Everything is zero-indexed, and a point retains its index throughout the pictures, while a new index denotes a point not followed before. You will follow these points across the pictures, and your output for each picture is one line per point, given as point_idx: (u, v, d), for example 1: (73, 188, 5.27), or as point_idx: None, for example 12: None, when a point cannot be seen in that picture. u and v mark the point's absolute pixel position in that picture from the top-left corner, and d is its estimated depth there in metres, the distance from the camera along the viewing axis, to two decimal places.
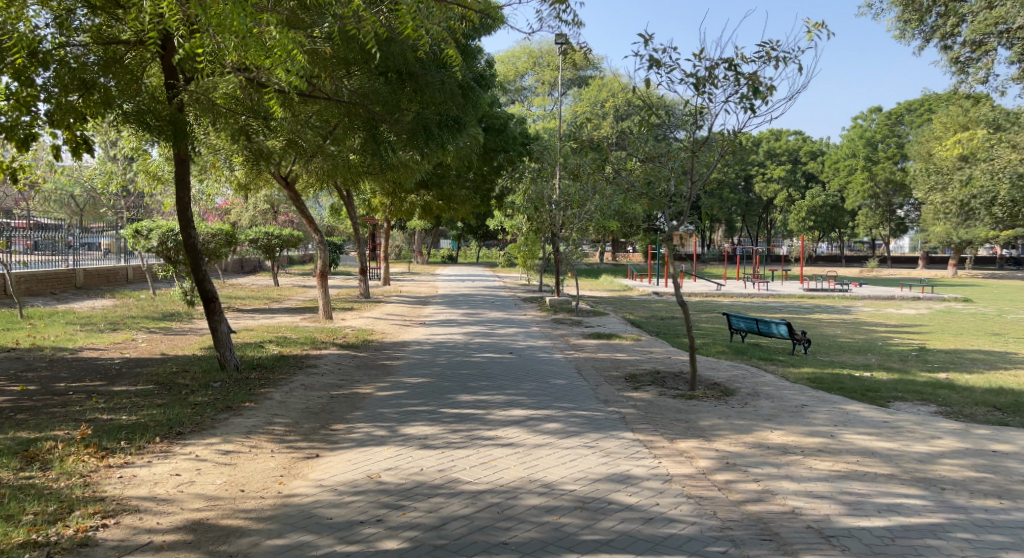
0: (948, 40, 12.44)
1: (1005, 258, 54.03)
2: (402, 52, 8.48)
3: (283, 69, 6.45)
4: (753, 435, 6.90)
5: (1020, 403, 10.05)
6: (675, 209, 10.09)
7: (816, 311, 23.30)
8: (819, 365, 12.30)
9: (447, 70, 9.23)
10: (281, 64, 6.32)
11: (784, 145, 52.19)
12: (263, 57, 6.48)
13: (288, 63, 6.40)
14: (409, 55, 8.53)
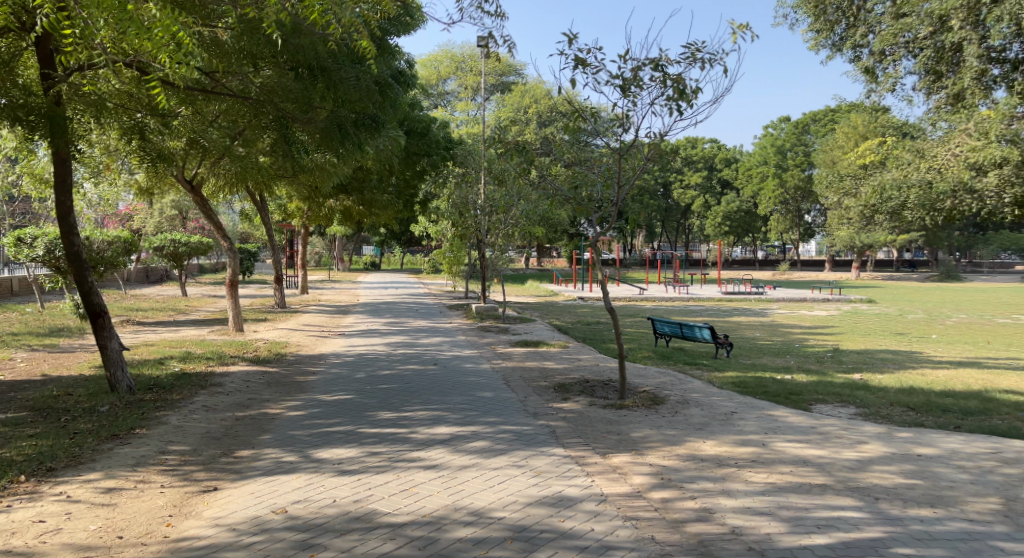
0: (856, 51, 12.35)
1: (902, 262, 56.78)
2: (314, 46, 7.93)
3: (165, 54, 5.96)
4: (686, 446, 6.73)
5: (933, 403, 10.26)
6: (601, 214, 9.90)
7: (735, 313, 23.70)
8: (742, 368, 12.37)
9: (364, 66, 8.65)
10: (163, 48, 5.85)
11: (700, 152, 53.16)
12: (144, 41, 5.94)
13: (171, 48, 5.94)
14: (321, 48, 7.96)
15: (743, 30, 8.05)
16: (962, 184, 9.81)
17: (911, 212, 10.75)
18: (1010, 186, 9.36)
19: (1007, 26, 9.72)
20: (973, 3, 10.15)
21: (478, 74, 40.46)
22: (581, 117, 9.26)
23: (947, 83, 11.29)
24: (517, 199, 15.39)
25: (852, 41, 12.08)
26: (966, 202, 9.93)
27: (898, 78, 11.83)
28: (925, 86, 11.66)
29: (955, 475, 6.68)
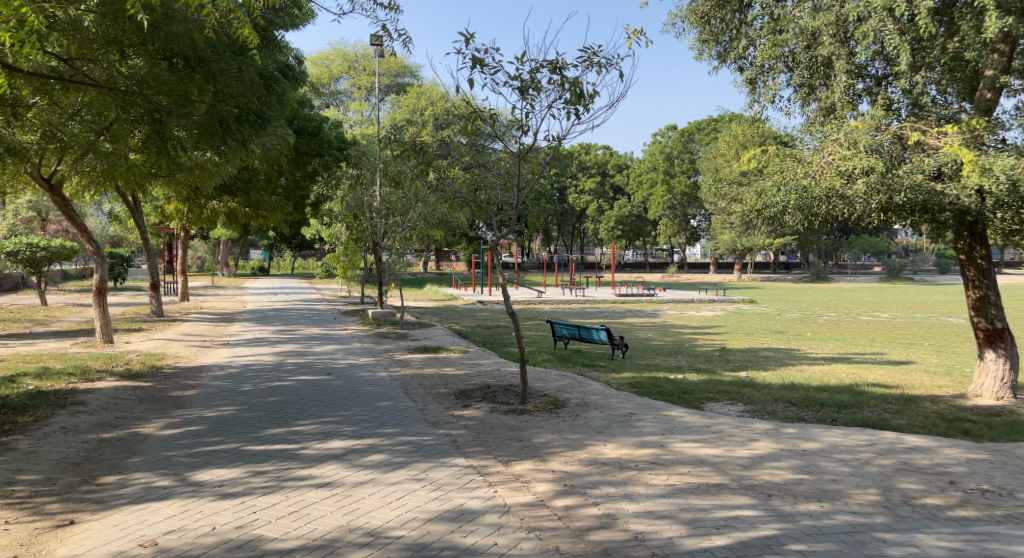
0: (739, 62, 12.70)
1: (778, 265, 60.03)
2: (189, 33, 7.48)
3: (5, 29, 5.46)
4: (587, 450, 6.67)
5: (811, 399, 10.71)
6: (502, 217, 9.81)
7: (628, 315, 24.19)
8: (636, 369, 12.56)
9: (246, 58, 8.26)
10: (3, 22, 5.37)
11: (593, 158, 54.13)
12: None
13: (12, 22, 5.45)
14: (197, 36, 7.57)
15: (638, 35, 8.16)
16: (834, 191, 10.23)
17: (789, 219, 11.06)
18: (877, 194, 9.90)
19: (872, 43, 10.27)
20: (841, 20, 10.69)
21: (370, 75, 39.65)
22: (480, 118, 9.10)
23: (820, 95, 11.79)
24: (415, 201, 15.10)
25: (735, 53, 12.42)
26: (838, 206, 10.36)
27: (778, 90, 12.25)
28: (802, 98, 12.13)
29: (839, 468, 6.94)
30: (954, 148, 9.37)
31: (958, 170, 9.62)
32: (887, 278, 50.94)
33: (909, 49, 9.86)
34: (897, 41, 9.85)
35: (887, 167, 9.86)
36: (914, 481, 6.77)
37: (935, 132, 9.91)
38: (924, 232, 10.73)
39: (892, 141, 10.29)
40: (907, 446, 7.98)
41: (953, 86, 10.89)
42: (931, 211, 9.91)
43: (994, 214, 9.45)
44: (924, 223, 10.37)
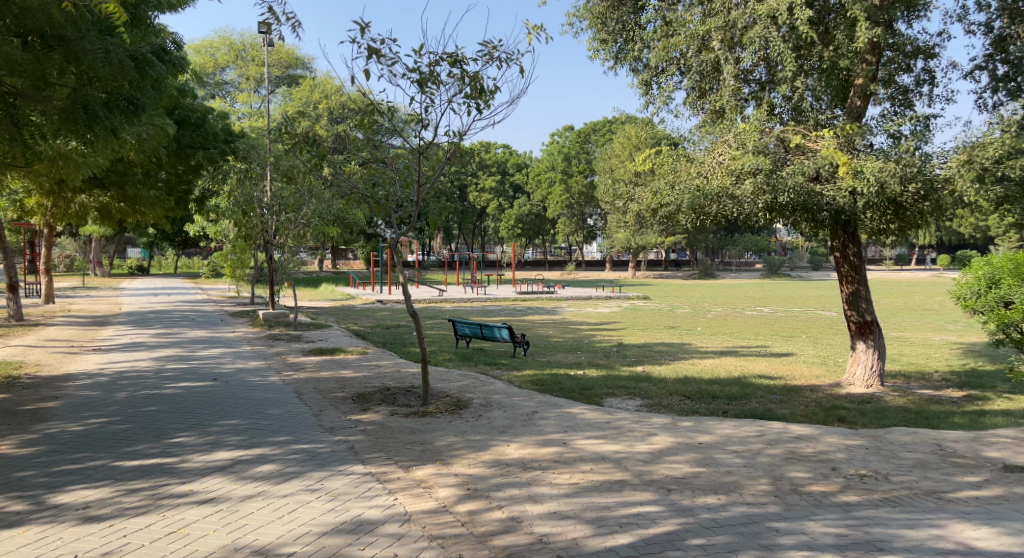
0: (634, 64, 12.88)
1: (670, 262, 62.07)
2: (44, 7, 6.95)
3: None
4: (490, 451, 6.53)
5: (704, 391, 11.00)
6: (402, 215, 9.52)
7: (529, 312, 24.32)
8: (537, 366, 12.56)
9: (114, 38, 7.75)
10: None
11: (492, 157, 54.24)
12: None
13: None
14: (55, 12, 7.03)
15: (538, 31, 8.08)
16: (724, 190, 10.53)
17: (683, 217, 11.31)
18: (764, 194, 10.19)
19: (758, 49, 10.62)
20: (729, 26, 11.01)
21: (260, 66, 38.21)
22: (377, 112, 8.81)
23: (710, 99, 12.11)
24: (308, 197, 14.58)
25: (631, 54, 12.58)
26: (728, 206, 10.66)
27: (670, 92, 12.50)
28: (693, 100, 12.42)
29: (733, 460, 7.09)
30: (830, 150, 9.86)
31: (834, 172, 10.06)
32: (769, 274, 53.56)
33: (792, 56, 10.31)
34: (781, 48, 10.27)
35: (773, 168, 10.22)
36: (801, 469, 7.00)
37: (814, 136, 10.40)
38: (802, 230, 11.27)
39: (776, 144, 10.69)
40: (793, 435, 8.28)
41: (829, 93, 11.47)
42: (811, 211, 10.39)
43: (864, 213, 10.19)
44: (803, 222, 10.89)
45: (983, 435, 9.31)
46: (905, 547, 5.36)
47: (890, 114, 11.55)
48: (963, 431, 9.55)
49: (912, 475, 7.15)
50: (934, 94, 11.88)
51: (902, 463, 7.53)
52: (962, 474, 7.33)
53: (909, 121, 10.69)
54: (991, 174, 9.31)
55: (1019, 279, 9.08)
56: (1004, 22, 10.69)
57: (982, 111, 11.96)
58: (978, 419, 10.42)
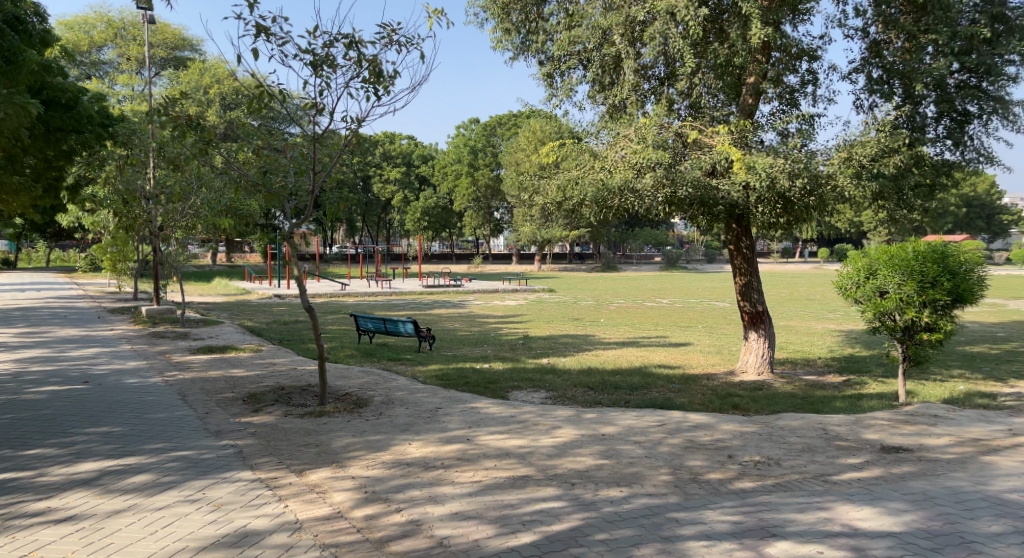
0: (537, 56, 12.82)
1: (574, 257, 62.95)
2: None
3: None
4: (390, 451, 6.30)
5: (607, 382, 11.08)
6: (297, 205, 9.03)
7: (434, 306, 24.02)
8: (443, 361, 12.34)
9: None
10: None
11: (398, 148, 53.40)
12: None
13: None
14: None
15: (438, 15, 7.86)
16: (626, 183, 10.58)
17: (586, 210, 11.33)
18: (663, 187, 10.31)
19: (658, 44, 10.74)
20: (630, 21, 11.09)
21: (143, 46, 36.09)
22: (268, 94, 8.35)
23: (611, 93, 12.20)
24: (196, 186, 13.84)
25: (534, 46, 12.51)
26: (630, 200, 10.72)
27: (572, 85, 12.52)
28: (594, 93, 12.46)
29: (635, 451, 7.11)
30: (725, 146, 10.08)
31: (728, 168, 10.30)
32: (668, 267, 55.17)
33: (691, 52, 10.47)
34: (680, 44, 10.42)
35: (672, 162, 10.37)
36: (699, 457, 7.11)
37: (710, 132, 10.60)
38: (698, 224, 11.50)
39: (675, 139, 10.84)
40: (692, 424, 8.41)
41: (723, 90, 11.76)
42: (707, 205, 10.59)
43: (756, 207, 10.44)
44: (700, 216, 11.07)
45: (863, 418, 9.78)
46: (797, 531, 5.48)
47: (778, 113, 11.96)
48: (844, 414, 10.00)
49: (801, 459, 7.39)
50: (817, 95, 12.41)
51: (791, 448, 7.78)
52: (845, 456, 7.65)
53: (795, 120, 11.09)
54: (868, 170, 9.87)
55: (893, 269, 9.66)
56: (878, 28, 11.29)
57: (860, 112, 12.59)
58: (857, 402, 10.96)
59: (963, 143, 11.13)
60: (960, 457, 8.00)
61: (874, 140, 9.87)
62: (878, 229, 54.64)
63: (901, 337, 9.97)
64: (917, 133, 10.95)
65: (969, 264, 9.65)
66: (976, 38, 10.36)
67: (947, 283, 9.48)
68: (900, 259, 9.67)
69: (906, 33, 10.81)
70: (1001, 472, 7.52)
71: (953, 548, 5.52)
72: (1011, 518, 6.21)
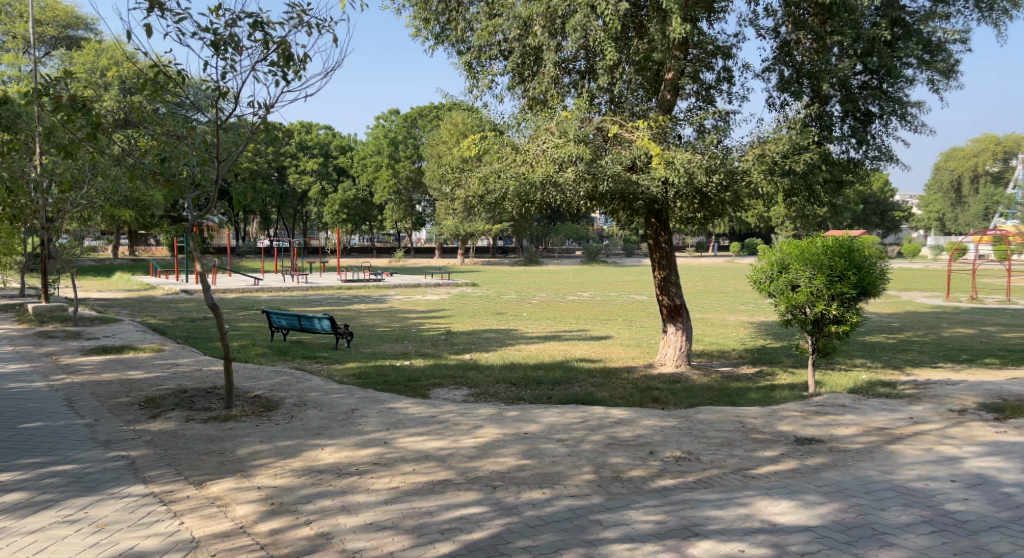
0: (457, 46, 12.54)
1: (496, 250, 62.92)
2: None
3: None
4: (301, 457, 6.00)
5: (529, 377, 10.94)
6: (200, 195, 8.52)
7: (353, 301, 23.40)
8: (361, 358, 11.95)
9: None
10: None
11: (315, 138, 51.91)
12: None
13: None
14: None
15: None
16: (548, 178, 10.44)
17: (508, 204, 11.20)
18: (584, 182, 10.25)
19: (579, 37, 10.65)
20: (551, 13, 10.93)
21: (30, 23, 33.70)
22: (166, 76, 7.80)
23: (532, 85, 12.08)
24: (89, 173, 12.90)
25: (455, 35, 12.22)
26: (551, 193, 10.63)
27: (493, 76, 12.31)
28: (514, 85, 12.29)
29: (557, 449, 6.99)
30: (645, 141, 10.08)
31: (648, 163, 10.31)
32: (589, 260, 55.79)
33: (611, 46, 10.42)
34: (601, 37, 10.34)
35: (593, 156, 10.30)
36: (621, 454, 7.04)
37: (630, 127, 10.59)
38: (618, 217, 11.53)
39: (595, 133, 10.78)
40: (614, 419, 8.36)
41: (642, 86, 11.79)
42: (628, 199, 10.61)
43: (675, 202, 10.55)
44: (621, 209, 11.13)
45: (777, 410, 9.96)
46: (718, 529, 5.45)
47: (695, 109, 12.08)
48: (758, 406, 10.16)
49: (720, 453, 7.42)
50: (732, 92, 12.63)
51: (710, 442, 7.81)
52: (762, 449, 7.73)
53: (711, 116, 11.22)
54: (780, 167, 10.05)
55: (804, 264, 9.89)
56: (787, 28, 11.53)
57: (773, 109, 12.89)
58: (770, 393, 11.17)
59: (867, 142, 11.55)
60: (868, 447, 8.22)
61: (785, 137, 10.02)
62: (786, 224, 56.76)
63: (811, 329, 10.20)
64: (824, 131, 11.24)
65: (873, 258, 9.95)
66: (876, 40, 10.66)
67: (853, 277, 9.74)
68: (810, 253, 9.90)
69: (814, 34, 11.05)
70: (906, 461, 7.75)
71: (867, 540, 5.61)
72: (919, 507, 6.38)
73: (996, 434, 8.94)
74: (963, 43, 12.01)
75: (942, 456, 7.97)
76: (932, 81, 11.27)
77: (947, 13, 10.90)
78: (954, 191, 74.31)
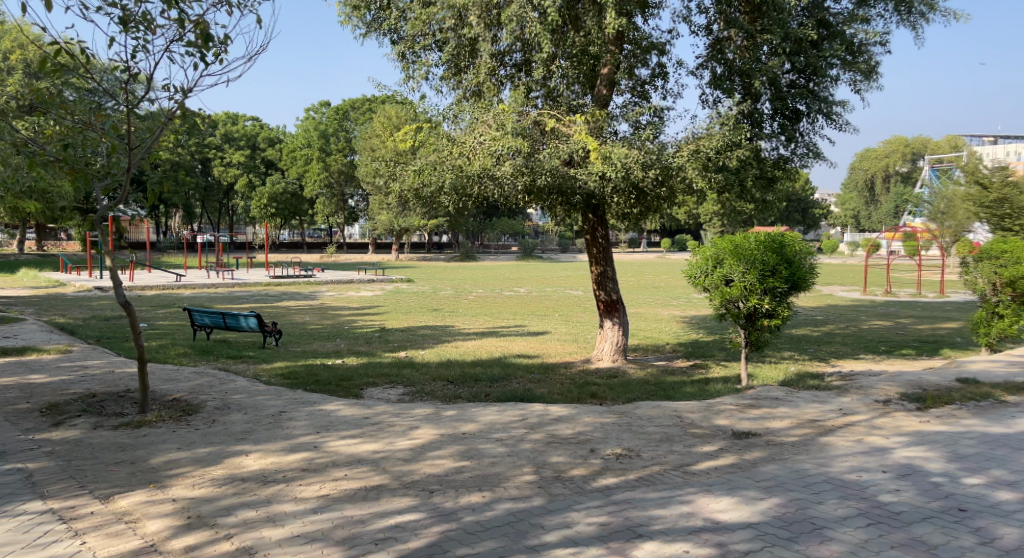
0: (390, 35, 12.16)
1: (430, 245, 62.41)
2: None
3: None
4: (223, 465, 5.65)
5: (466, 375, 10.68)
6: (110, 185, 7.92)
7: (281, 298, 22.62)
8: (290, 357, 11.48)
9: None
10: None
11: (241, 129, 50.58)
12: None
13: None
14: None
15: None
16: (485, 171, 10.19)
17: (445, 199, 10.93)
18: (522, 175, 10.06)
19: (514, 28, 10.45)
20: (486, 3, 10.68)
21: None
22: (71, 56, 7.20)
23: (468, 77, 11.83)
24: None
25: (386, 23, 11.84)
26: (489, 187, 10.41)
27: (428, 67, 12.00)
28: (450, 76, 12.02)
29: (496, 449, 6.77)
30: (583, 135, 9.94)
31: (586, 157, 10.18)
32: (523, 256, 55.85)
33: (548, 38, 10.24)
34: (537, 29, 10.16)
35: (531, 150, 10.10)
36: (562, 453, 6.87)
37: (567, 120, 10.44)
38: (555, 212, 11.40)
39: (532, 126, 10.59)
40: (553, 417, 8.19)
41: (577, 80, 11.67)
42: (565, 194, 10.49)
43: (612, 197, 10.47)
44: (558, 204, 11.01)
45: (713, 404, 9.97)
46: (661, 529, 5.33)
47: (630, 104, 12.03)
48: (695, 401, 10.16)
49: (660, 449, 7.33)
50: (666, 88, 12.65)
51: (650, 438, 7.71)
52: (701, 445, 7.67)
53: (646, 111, 11.18)
54: (713, 162, 10.08)
55: (738, 259, 9.93)
56: (719, 26, 11.57)
57: (707, 106, 12.99)
58: (705, 387, 11.21)
59: (795, 139, 11.72)
60: (803, 440, 8.27)
61: (719, 132, 10.03)
62: (714, 221, 58.03)
63: (744, 323, 10.27)
64: (755, 128, 11.35)
65: (803, 253, 10.05)
66: (803, 39, 10.79)
67: (785, 271, 9.85)
68: (743, 248, 9.95)
69: (745, 32, 11.09)
70: (839, 453, 7.82)
71: (807, 535, 5.57)
72: (854, 500, 6.41)
73: (920, 423, 9.15)
74: (883, 44, 12.32)
75: (872, 447, 8.09)
76: (855, 81, 11.50)
77: (869, 16, 11.16)
78: (869, 190, 77.94)
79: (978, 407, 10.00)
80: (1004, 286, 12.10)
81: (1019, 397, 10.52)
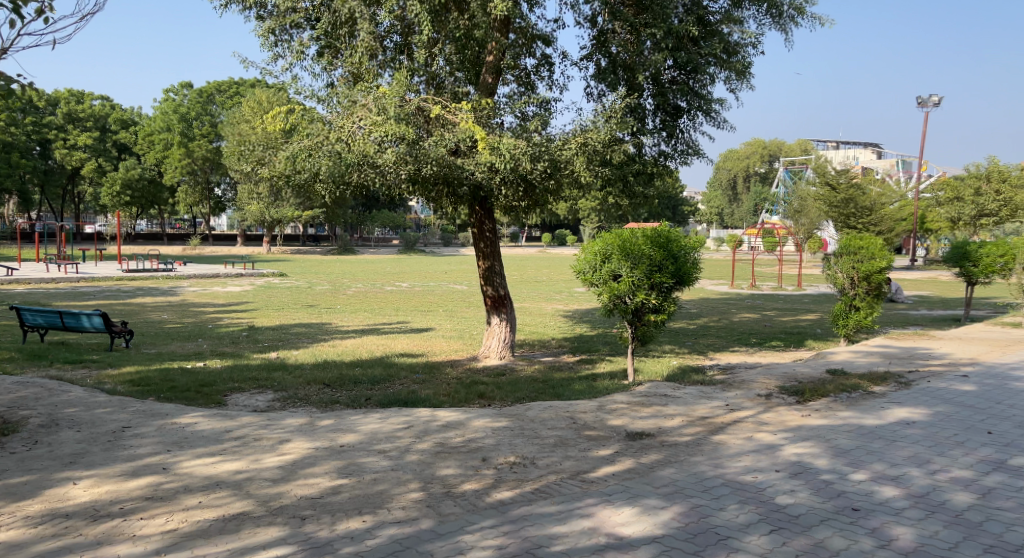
0: (257, 10, 11.10)
1: (304, 237, 59.98)
2: None
3: None
4: (43, 500, 4.73)
5: (346, 377, 9.88)
6: None
7: (134, 294, 20.63)
8: (142, 360, 10.24)
9: None
10: None
11: (88, 109, 45.52)
12: None
13: None
14: None
15: None
16: (366, 158, 9.39)
17: (321, 187, 10.08)
18: (405, 164, 9.33)
19: (393, 7, 9.72)
20: None
21: None
22: None
23: (343, 58, 10.95)
24: None
25: None
26: (369, 175, 9.62)
27: (301, 46, 11.04)
28: (325, 57, 11.11)
29: (378, 464, 6.07)
30: (469, 124, 9.31)
31: (473, 147, 9.59)
32: (402, 250, 54.81)
33: (428, 20, 9.54)
34: (418, 10, 9.45)
35: (416, 137, 9.37)
36: (451, 464, 6.26)
37: (452, 108, 9.79)
38: (439, 204, 10.78)
39: (415, 112, 9.86)
40: (440, 423, 7.56)
41: (460, 67, 11.01)
42: (451, 184, 9.86)
43: (500, 189, 9.96)
44: (443, 196, 10.39)
45: (605, 403, 9.65)
46: (563, 550, 4.85)
47: (516, 94, 11.55)
48: (586, 399, 9.81)
49: (555, 456, 6.86)
50: (551, 79, 12.25)
51: (544, 444, 7.22)
52: (597, 449, 7.27)
53: (532, 102, 10.73)
54: (600, 157, 9.77)
55: (625, 255, 9.63)
56: (604, 18, 11.24)
57: (591, 99, 12.70)
58: (594, 384, 10.90)
59: (676, 135, 11.62)
60: (696, 440, 8.04)
61: (604, 127, 9.72)
62: (591, 217, 59.01)
63: (631, 319, 10.03)
64: (639, 123, 11.13)
65: (688, 248, 9.85)
66: (684, 36, 10.64)
67: (671, 267, 9.66)
68: (630, 243, 9.66)
69: (629, 25, 10.82)
70: (732, 452, 7.63)
71: (714, 548, 5.24)
72: (754, 504, 6.17)
73: (803, 418, 9.18)
74: (757, 45, 12.44)
75: (762, 445, 7.96)
76: (731, 81, 11.53)
77: (744, 16, 11.16)
78: (733, 188, 81.94)
79: (851, 399, 10.20)
80: (860, 280, 12.45)
81: (884, 387, 10.85)
